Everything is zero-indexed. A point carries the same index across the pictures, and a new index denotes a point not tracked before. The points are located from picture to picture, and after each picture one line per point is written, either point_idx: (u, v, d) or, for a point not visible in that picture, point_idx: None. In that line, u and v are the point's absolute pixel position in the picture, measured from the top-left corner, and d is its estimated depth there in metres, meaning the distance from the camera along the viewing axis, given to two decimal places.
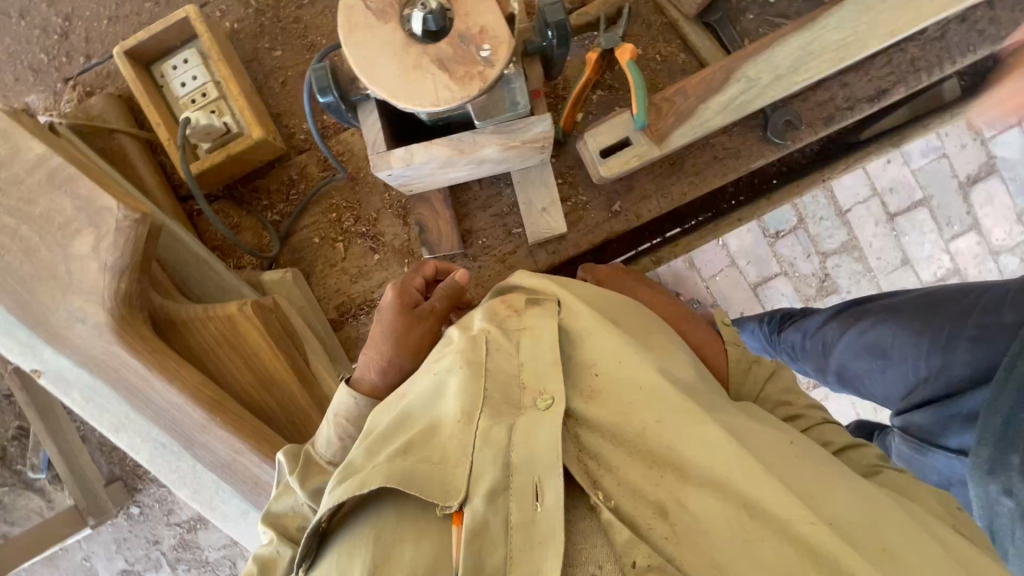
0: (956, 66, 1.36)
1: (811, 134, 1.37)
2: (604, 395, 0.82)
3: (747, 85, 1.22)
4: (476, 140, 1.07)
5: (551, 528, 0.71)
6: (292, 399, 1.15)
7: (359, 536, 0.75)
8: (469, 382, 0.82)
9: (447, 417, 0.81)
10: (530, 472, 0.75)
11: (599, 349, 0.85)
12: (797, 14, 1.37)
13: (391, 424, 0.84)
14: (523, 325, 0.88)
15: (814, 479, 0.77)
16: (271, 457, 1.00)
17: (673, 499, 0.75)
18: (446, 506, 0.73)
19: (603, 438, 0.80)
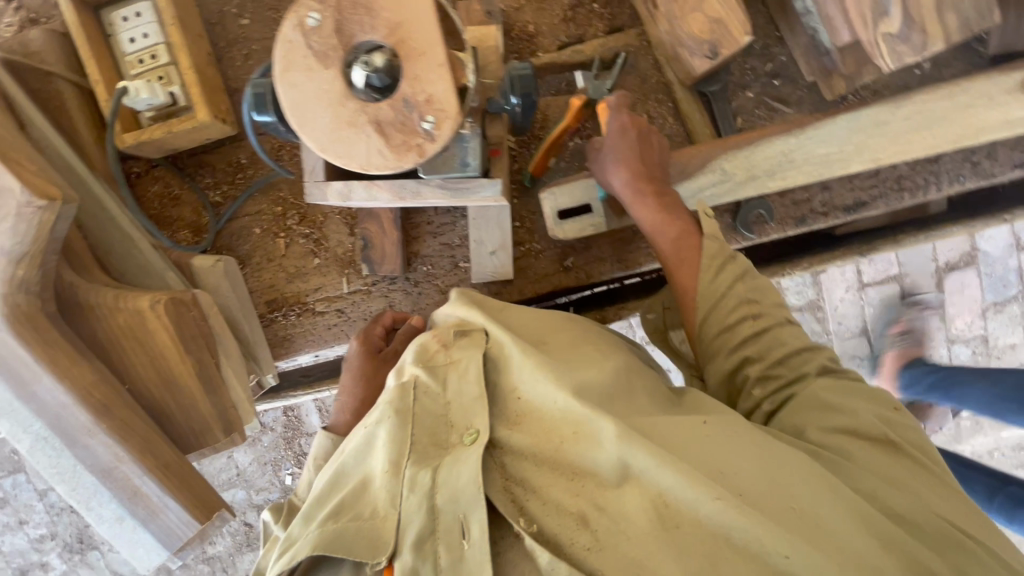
0: (941, 193, 1.31)
1: (778, 230, 1.33)
2: (527, 420, 0.83)
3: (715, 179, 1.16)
4: (420, 187, 1.01)
5: (477, 566, 0.73)
6: (194, 405, 1.13)
7: None
8: (397, 432, 0.82)
9: (376, 473, 0.82)
10: (455, 512, 0.76)
11: (519, 370, 0.86)
12: (798, 103, 1.29)
13: (325, 484, 0.86)
14: (450, 359, 0.87)
15: (738, 460, 0.77)
16: (157, 469, 1.01)
17: (592, 506, 0.76)
18: (377, 563, 0.75)
19: (524, 459, 0.81)
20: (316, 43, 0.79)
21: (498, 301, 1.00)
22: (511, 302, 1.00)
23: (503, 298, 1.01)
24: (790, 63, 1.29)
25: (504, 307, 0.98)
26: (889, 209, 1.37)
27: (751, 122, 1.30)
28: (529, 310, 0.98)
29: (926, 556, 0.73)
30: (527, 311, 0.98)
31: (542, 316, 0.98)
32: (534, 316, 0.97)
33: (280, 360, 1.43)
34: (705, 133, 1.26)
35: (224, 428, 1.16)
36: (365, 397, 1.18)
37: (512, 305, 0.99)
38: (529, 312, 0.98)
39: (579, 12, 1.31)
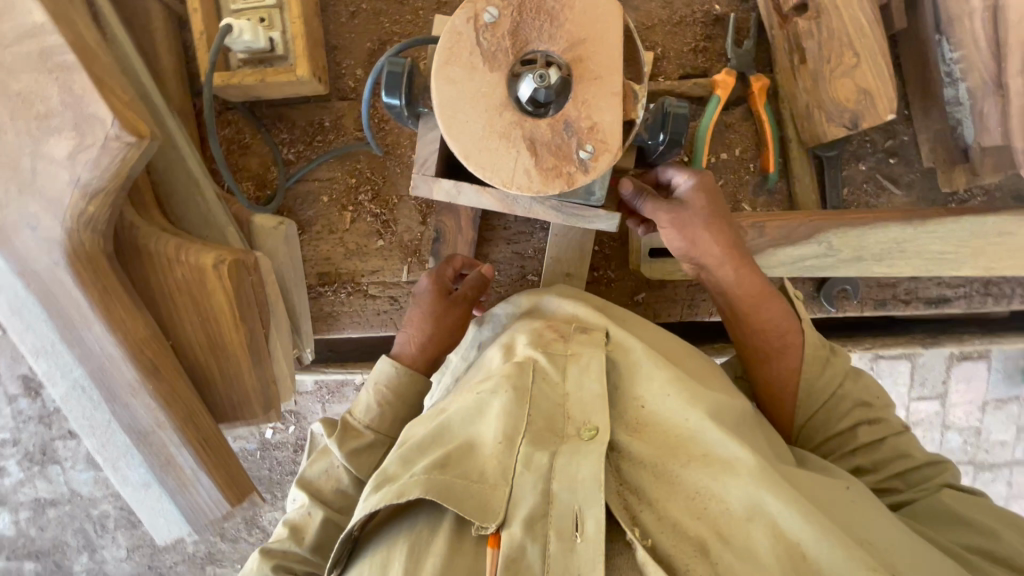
0: (1023, 306, 1.30)
1: (857, 309, 1.30)
2: (649, 432, 0.87)
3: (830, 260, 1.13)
4: (534, 206, 0.95)
5: (590, 560, 0.74)
6: (238, 375, 1.07)
7: (396, 545, 0.82)
8: (513, 406, 0.85)
9: (486, 440, 0.85)
10: (570, 501, 0.78)
11: (651, 391, 0.89)
12: (908, 186, 1.26)
13: (429, 435, 0.88)
14: (569, 352, 0.92)
15: (858, 520, 0.79)
16: (195, 441, 0.95)
17: (713, 534, 0.77)
18: (482, 526, 0.78)
19: (646, 472, 0.83)
20: (486, 42, 0.73)
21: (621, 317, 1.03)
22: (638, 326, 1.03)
23: (629, 315, 1.05)
24: (911, 144, 1.24)
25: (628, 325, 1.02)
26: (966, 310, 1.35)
27: (856, 196, 1.27)
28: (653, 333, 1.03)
29: None
30: (650, 330, 1.02)
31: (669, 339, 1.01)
32: (664, 342, 1.00)
33: (319, 335, 1.36)
34: (809, 197, 1.23)
35: (264, 404, 1.09)
36: (434, 337, 1.11)
37: (634, 324, 1.03)
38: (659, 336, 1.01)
39: (711, 43, 1.23)
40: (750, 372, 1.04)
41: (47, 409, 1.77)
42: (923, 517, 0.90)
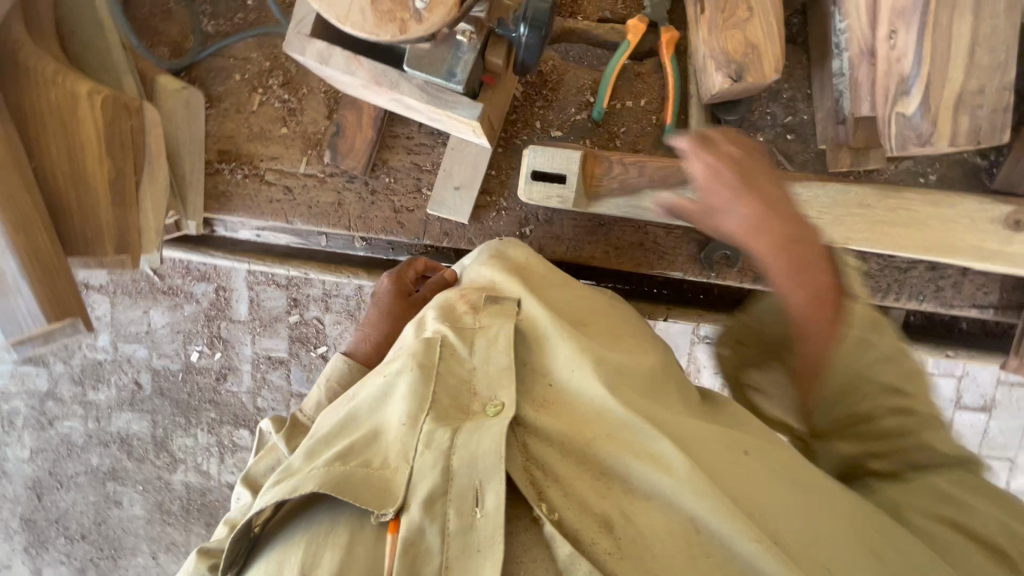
0: (897, 303, 1.32)
1: (735, 278, 1.32)
2: (558, 406, 0.81)
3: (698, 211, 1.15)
4: (401, 82, 0.97)
5: (490, 533, 0.68)
6: (94, 210, 1.07)
7: (290, 547, 0.71)
8: (418, 385, 0.78)
9: (391, 424, 0.77)
10: (469, 476, 0.71)
11: (561, 358, 0.84)
12: (801, 165, 1.28)
13: (337, 424, 0.81)
14: (478, 324, 0.86)
15: (770, 495, 0.74)
16: (23, 251, 0.95)
17: (617, 510, 0.73)
18: (380, 512, 0.69)
19: (550, 446, 0.78)
20: None
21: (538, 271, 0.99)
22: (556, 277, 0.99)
23: (549, 270, 1.00)
24: (809, 124, 1.27)
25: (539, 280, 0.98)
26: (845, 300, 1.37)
27: None
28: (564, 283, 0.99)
29: None
30: (573, 293, 0.97)
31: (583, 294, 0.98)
32: (576, 294, 0.97)
33: (210, 213, 1.36)
34: None
35: (116, 246, 1.10)
36: (388, 334, 1.19)
37: (551, 277, 0.99)
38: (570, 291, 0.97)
39: None
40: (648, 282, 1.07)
41: None
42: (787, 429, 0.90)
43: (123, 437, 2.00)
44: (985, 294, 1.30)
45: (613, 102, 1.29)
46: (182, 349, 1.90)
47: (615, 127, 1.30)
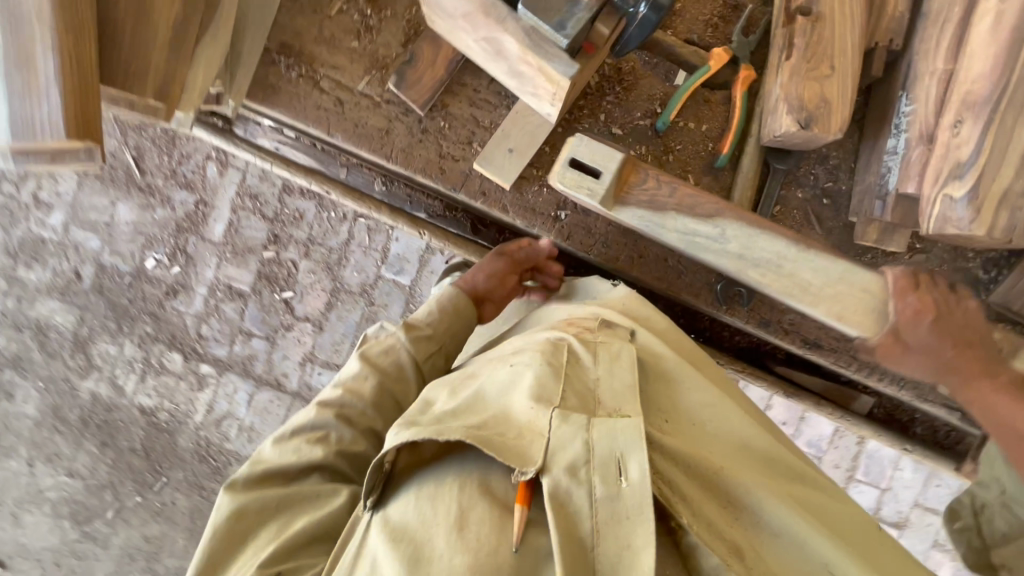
0: (878, 383, 1.39)
1: (743, 318, 1.36)
2: (680, 434, 0.88)
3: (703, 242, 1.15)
4: (507, 19, 0.99)
5: (636, 504, 0.71)
6: (148, 47, 1.00)
7: (436, 485, 0.79)
8: (547, 379, 0.84)
9: (519, 407, 0.82)
10: (611, 447, 0.74)
11: (689, 396, 0.94)
12: (828, 231, 1.35)
13: (465, 402, 0.88)
14: (602, 342, 0.93)
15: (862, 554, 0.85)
16: (64, 55, 0.88)
17: (746, 543, 0.78)
18: (521, 470, 0.73)
19: (678, 466, 0.82)
20: None
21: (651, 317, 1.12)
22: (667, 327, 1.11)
23: (657, 318, 1.12)
24: (846, 196, 1.35)
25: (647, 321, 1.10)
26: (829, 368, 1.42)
27: (783, 218, 1.36)
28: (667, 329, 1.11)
29: None
30: (677, 345, 1.09)
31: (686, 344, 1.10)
32: (681, 344, 1.09)
33: (250, 100, 1.30)
34: (744, 194, 1.31)
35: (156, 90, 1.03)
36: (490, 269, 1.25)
37: (657, 323, 1.11)
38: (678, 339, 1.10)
39: (724, 25, 1.32)
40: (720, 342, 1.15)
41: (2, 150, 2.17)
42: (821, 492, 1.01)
43: (40, 325, 2.28)
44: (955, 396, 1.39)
45: (677, 119, 1.33)
46: (138, 254, 2.20)
47: (672, 143, 1.34)
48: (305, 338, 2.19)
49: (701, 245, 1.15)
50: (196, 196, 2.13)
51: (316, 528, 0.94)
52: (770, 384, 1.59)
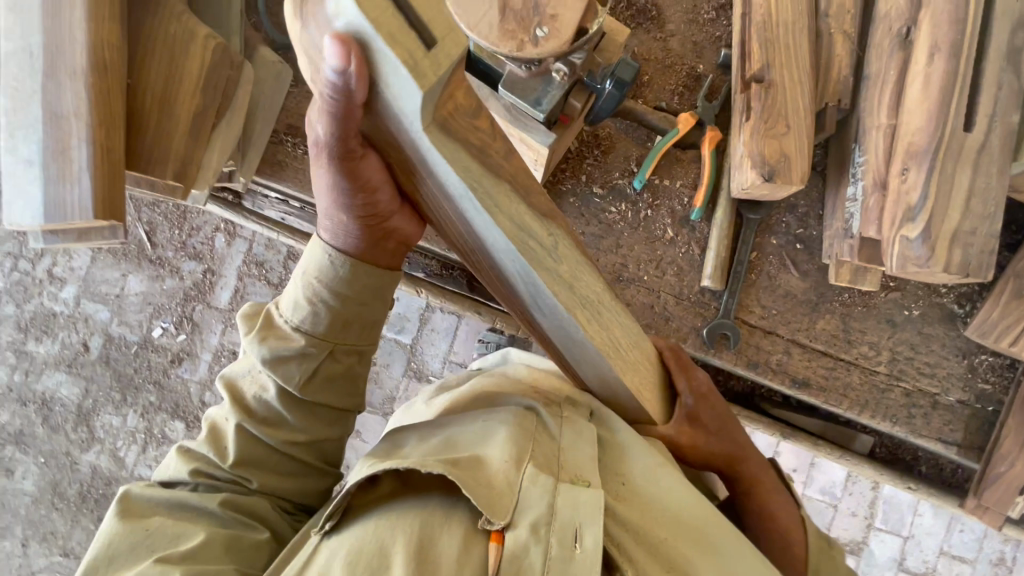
0: (871, 420, 1.41)
1: (731, 360, 1.41)
2: (631, 501, 0.89)
3: (529, 280, 0.79)
4: (491, 98, 1.11)
5: (586, 569, 0.76)
6: (169, 136, 1.13)
7: (402, 516, 0.81)
8: (517, 436, 0.87)
9: (491, 457, 0.84)
10: (572, 515, 0.80)
11: (641, 458, 0.94)
12: (804, 273, 1.43)
13: (439, 444, 0.90)
14: (567, 416, 0.96)
15: None
16: (96, 145, 0.98)
17: None
18: (491, 522, 0.78)
19: (626, 531, 0.85)
20: None
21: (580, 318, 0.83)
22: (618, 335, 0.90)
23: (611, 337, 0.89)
24: (818, 240, 1.43)
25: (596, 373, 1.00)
26: (823, 408, 1.45)
27: (761, 263, 1.43)
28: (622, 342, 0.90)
29: None
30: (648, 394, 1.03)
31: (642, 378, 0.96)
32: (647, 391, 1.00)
33: (262, 175, 1.43)
34: (720, 241, 1.39)
35: (174, 171, 1.14)
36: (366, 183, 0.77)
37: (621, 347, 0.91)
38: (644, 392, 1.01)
39: (691, 93, 1.46)
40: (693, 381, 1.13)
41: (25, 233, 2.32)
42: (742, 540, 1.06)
43: (46, 397, 2.35)
44: (950, 430, 1.40)
45: (653, 176, 1.44)
46: (146, 323, 2.28)
47: (652, 199, 1.44)
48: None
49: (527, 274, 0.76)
50: (206, 265, 2.21)
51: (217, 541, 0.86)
52: (769, 425, 1.61)
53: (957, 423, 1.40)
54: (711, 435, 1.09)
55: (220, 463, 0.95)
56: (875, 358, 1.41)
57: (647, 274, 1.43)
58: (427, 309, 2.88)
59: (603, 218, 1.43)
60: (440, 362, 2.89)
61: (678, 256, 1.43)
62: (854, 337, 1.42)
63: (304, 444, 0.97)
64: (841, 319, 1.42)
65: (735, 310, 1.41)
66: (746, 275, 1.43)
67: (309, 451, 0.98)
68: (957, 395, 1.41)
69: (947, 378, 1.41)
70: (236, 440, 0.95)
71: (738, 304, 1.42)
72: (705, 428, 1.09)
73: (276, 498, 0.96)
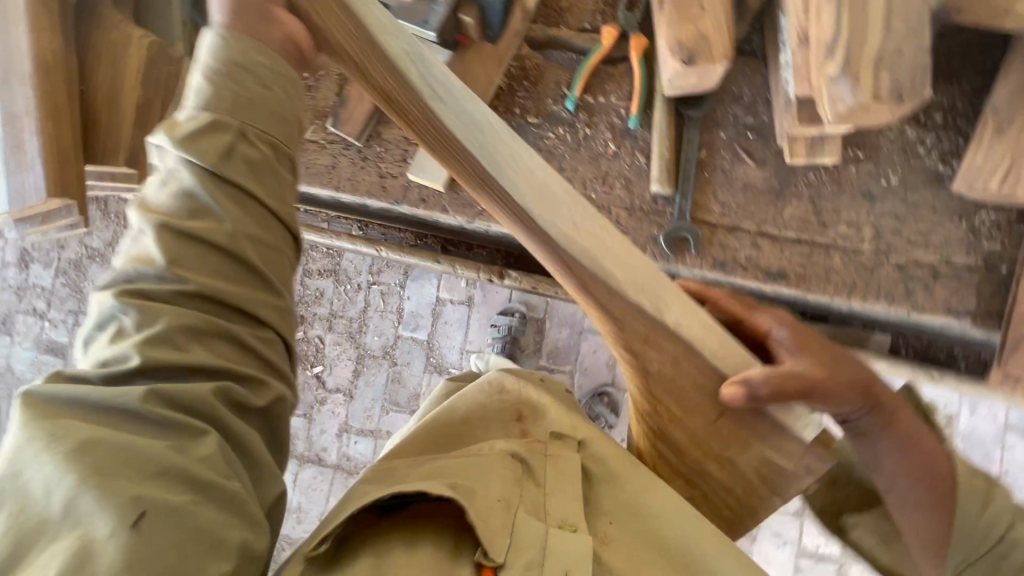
0: (863, 304, 1.29)
1: (696, 263, 1.34)
2: (615, 540, 0.94)
3: (454, 116, 0.73)
4: None
5: None
6: (118, 129, 1.25)
7: (393, 551, 0.87)
8: (506, 483, 0.94)
9: (486, 494, 0.90)
10: (561, 560, 0.87)
11: (632, 491, 0.98)
12: (762, 162, 1.35)
13: (428, 473, 0.93)
14: (552, 452, 1.01)
15: None
16: (45, 135, 1.11)
17: None
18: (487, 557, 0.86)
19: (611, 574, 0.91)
20: None
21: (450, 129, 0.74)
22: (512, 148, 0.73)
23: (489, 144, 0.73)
24: (770, 125, 1.36)
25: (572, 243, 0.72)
26: (809, 298, 1.35)
27: (713, 160, 1.37)
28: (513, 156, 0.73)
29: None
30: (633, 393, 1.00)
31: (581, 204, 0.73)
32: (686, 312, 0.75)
33: None
34: (662, 143, 1.35)
35: (128, 159, 1.26)
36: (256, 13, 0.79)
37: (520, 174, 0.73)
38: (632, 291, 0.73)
39: (612, 8, 1.45)
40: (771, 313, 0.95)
41: (70, 285, 2.56)
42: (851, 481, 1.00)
43: None
44: (960, 300, 1.26)
45: (586, 95, 1.43)
46: None
47: (588, 117, 1.42)
48: (338, 409, 2.67)
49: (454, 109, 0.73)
50: None
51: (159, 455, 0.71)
52: None
53: (966, 291, 1.26)
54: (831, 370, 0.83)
55: (147, 271, 0.77)
56: (856, 236, 1.30)
57: (595, 192, 1.40)
58: (437, 302, 2.61)
59: (542, 145, 1.43)
60: (457, 354, 2.57)
61: (624, 169, 1.40)
62: (828, 218, 1.31)
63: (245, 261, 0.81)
64: (811, 202, 1.32)
65: (691, 211, 1.35)
66: (698, 175, 1.37)
67: (242, 248, 0.81)
68: (961, 260, 1.26)
69: (945, 244, 1.27)
70: (161, 241, 0.77)
71: (695, 206, 1.36)
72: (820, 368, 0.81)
73: (214, 305, 0.80)
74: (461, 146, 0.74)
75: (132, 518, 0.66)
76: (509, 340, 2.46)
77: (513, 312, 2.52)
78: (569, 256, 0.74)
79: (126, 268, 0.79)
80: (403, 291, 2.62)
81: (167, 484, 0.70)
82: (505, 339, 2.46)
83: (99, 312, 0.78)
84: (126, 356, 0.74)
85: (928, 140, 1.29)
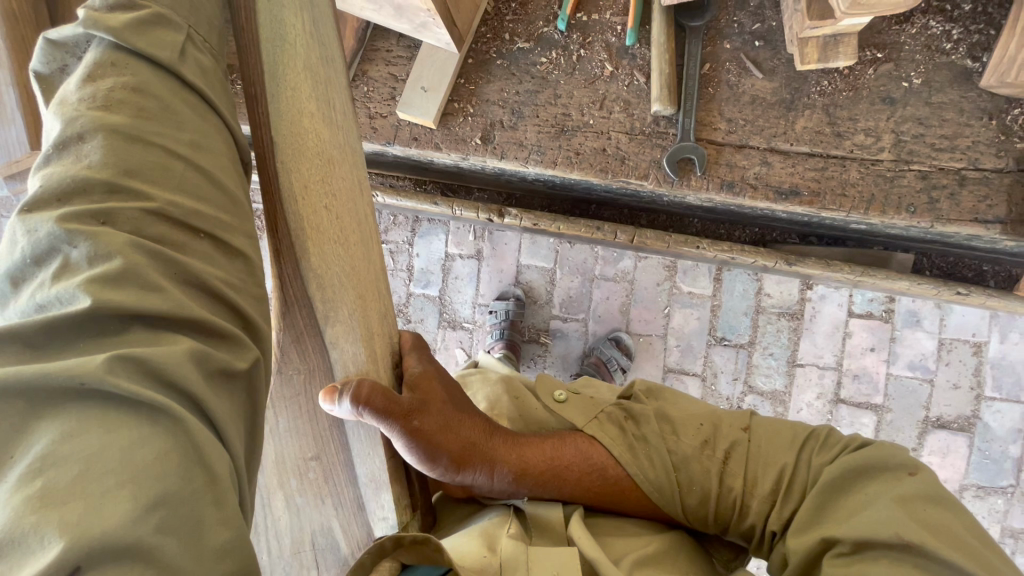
0: (881, 218, 1.21)
1: (701, 186, 1.27)
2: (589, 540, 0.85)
3: (281, 113, 0.81)
4: None
5: None
6: None
7: None
8: (481, 531, 0.86)
9: (467, 543, 0.83)
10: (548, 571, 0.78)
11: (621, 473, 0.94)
12: (770, 72, 1.25)
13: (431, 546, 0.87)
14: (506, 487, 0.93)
15: (921, 515, 0.71)
16: None
17: None
18: None
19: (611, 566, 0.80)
20: None
21: (303, 132, 0.81)
22: (340, 161, 0.84)
23: (319, 154, 0.82)
24: (779, 31, 1.25)
25: (325, 267, 0.82)
26: (824, 215, 1.29)
27: (717, 74, 1.28)
28: (324, 166, 0.82)
29: (866, 492, 0.76)
30: (604, 389, 1.05)
31: (368, 214, 0.87)
32: (355, 317, 0.83)
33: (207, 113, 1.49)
34: (661, 59, 1.26)
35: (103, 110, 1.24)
36: None
37: (309, 140, 0.81)
38: (346, 313, 0.83)
39: None
40: (419, 354, 0.91)
41: None
42: (687, 413, 0.95)
43: None
44: (989, 207, 1.17)
45: (578, 14, 1.34)
46: None
47: (583, 38, 1.33)
48: None
49: (298, 96, 0.81)
50: None
51: (152, 347, 0.55)
52: (783, 258, 1.45)
53: (995, 197, 1.16)
54: (466, 417, 0.90)
55: (73, 92, 0.63)
56: (875, 146, 1.21)
57: (593, 118, 1.33)
58: (446, 258, 2.22)
59: (535, 72, 1.35)
60: (470, 310, 2.20)
61: (622, 91, 1.32)
62: (843, 127, 1.22)
63: (214, 89, 0.73)
64: (825, 112, 1.23)
65: (695, 131, 1.27)
66: (702, 91, 1.28)
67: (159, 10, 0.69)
68: (990, 163, 1.17)
69: (974, 147, 1.17)
70: (97, 47, 0.66)
71: (699, 125, 1.28)
72: (447, 396, 0.90)
73: (159, 86, 0.66)
74: (260, 131, 0.82)
75: (174, 393, 0.55)
76: (509, 325, 2.07)
77: (512, 295, 2.14)
78: (288, 232, 0.82)
79: (53, 134, 0.62)
80: (412, 248, 2.24)
81: (131, 422, 0.50)
82: (504, 324, 2.08)
83: (34, 244, 0.56)
84: (48, 126, 0.63)
85: (955, 33, 1.17)
